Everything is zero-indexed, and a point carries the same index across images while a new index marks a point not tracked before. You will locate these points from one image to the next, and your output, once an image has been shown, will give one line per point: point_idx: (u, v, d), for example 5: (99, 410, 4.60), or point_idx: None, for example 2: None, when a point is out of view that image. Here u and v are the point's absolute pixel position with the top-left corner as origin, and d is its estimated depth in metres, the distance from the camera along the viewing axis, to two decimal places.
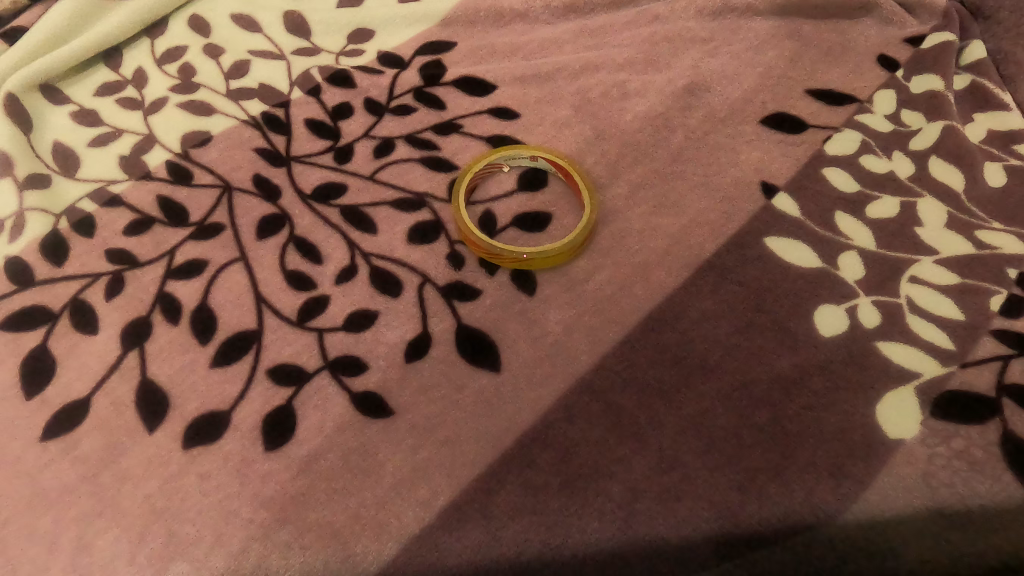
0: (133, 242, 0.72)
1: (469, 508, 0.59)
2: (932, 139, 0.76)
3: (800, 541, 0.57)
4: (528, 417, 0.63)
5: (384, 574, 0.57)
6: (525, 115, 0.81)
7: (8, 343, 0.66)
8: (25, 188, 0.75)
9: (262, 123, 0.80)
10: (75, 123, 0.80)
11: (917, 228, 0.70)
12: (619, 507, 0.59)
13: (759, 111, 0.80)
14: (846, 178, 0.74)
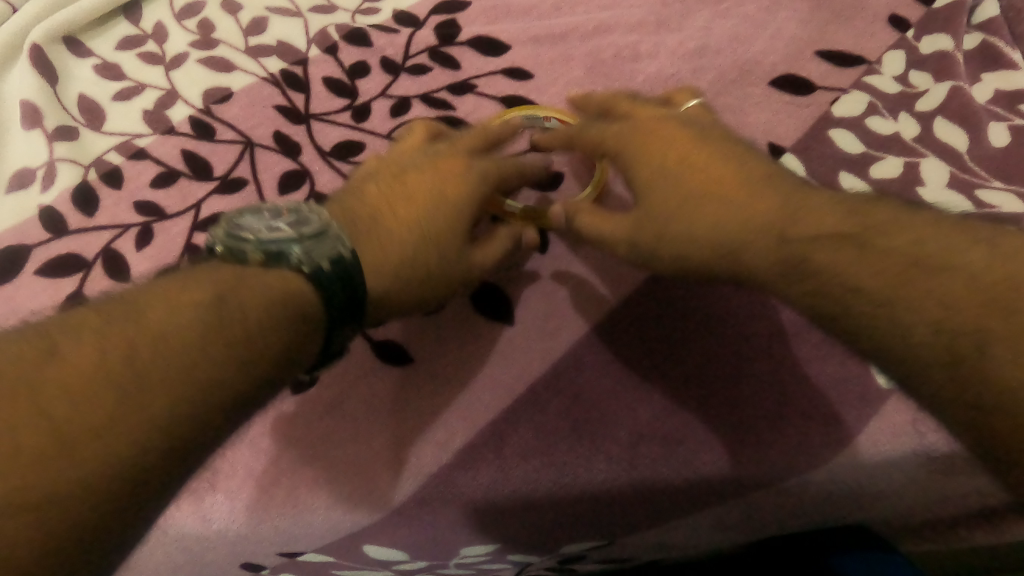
0: (160, 194, 0.75)
1: (483, 448, 0.63)
2: (940, 100, 0.78)
3: (793, 483, 0.62)
4: (539, 366, 0.66)
5: (405, 506, 0.62)
6: (538, 76, 0.82)
7: (48, 289, 0.70)
8: (54, 139, 0.78)
9: (281, 81, 0.82)
10: (99, 76, 0.83)
11: (919, 188, 0.73)
12: (624, 450, 0.63)
13: (769, 72, 0.80)
14: (851, 138, 0.76)
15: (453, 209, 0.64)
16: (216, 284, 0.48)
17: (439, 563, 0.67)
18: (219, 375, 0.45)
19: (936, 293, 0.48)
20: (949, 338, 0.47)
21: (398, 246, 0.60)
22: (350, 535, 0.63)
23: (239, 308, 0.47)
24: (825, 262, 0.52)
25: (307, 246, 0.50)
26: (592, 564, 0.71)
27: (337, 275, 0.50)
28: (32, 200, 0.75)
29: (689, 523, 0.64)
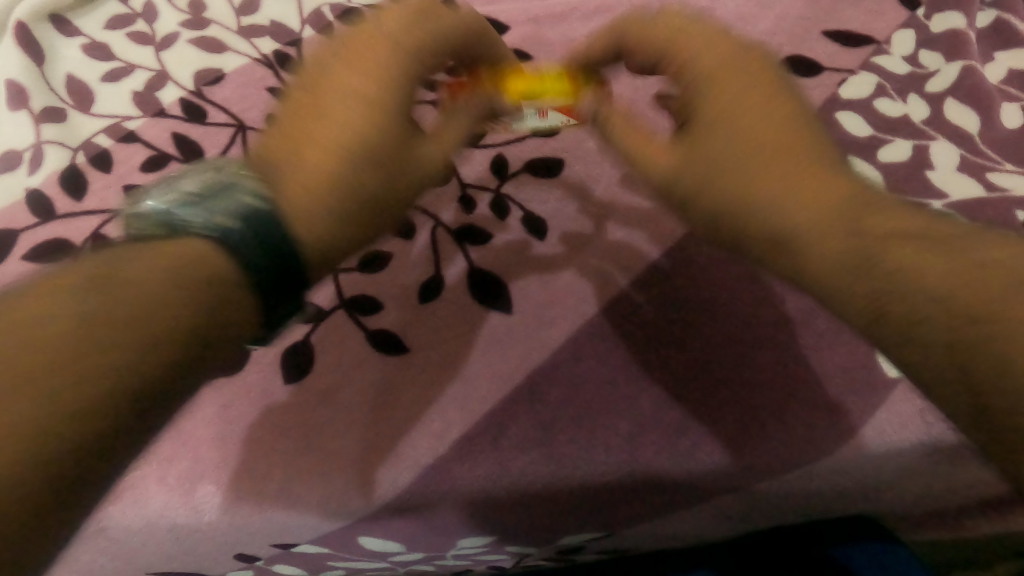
0: (150, 178, 0.73)
1: (481, 439, 0.62)
2: (952, 80, 0.76)
3: (797, 475, 0.60)
4: (539, 355, 0.65)
5: (400, 498, 0.61)
6: (538, 57, 0.79)
7: (35, 274, 0.69)
8: (42, 121, 0.76)
9: (274, 63, 0.80)
10: (88, 56, 0.80)
11: (929, 171, 0.71)
12: (626, 442, 0.61)
13: (775, 53, 0.78)
14: (858, 121, 0.74)
15: (409, 160, 0.58)
16: (118, 271, 0.41)
17: (436, 554, 0.66)
18: (143, 366, 0.38)
19: (944, 305, 0.44)
20: (953, 347, 0.43)
21: (325, 176, 0.53)
22: (345, 527, 0.62)
23: (142, 291, 0.40)
24: (825, 258, 0.49)
25: (215, 208, 0.43)
26: (591, 556, 0.70)
27: (270, 230, 0.44)
28: (18, 183, 0.73)
29: (690, 514, 0.63)
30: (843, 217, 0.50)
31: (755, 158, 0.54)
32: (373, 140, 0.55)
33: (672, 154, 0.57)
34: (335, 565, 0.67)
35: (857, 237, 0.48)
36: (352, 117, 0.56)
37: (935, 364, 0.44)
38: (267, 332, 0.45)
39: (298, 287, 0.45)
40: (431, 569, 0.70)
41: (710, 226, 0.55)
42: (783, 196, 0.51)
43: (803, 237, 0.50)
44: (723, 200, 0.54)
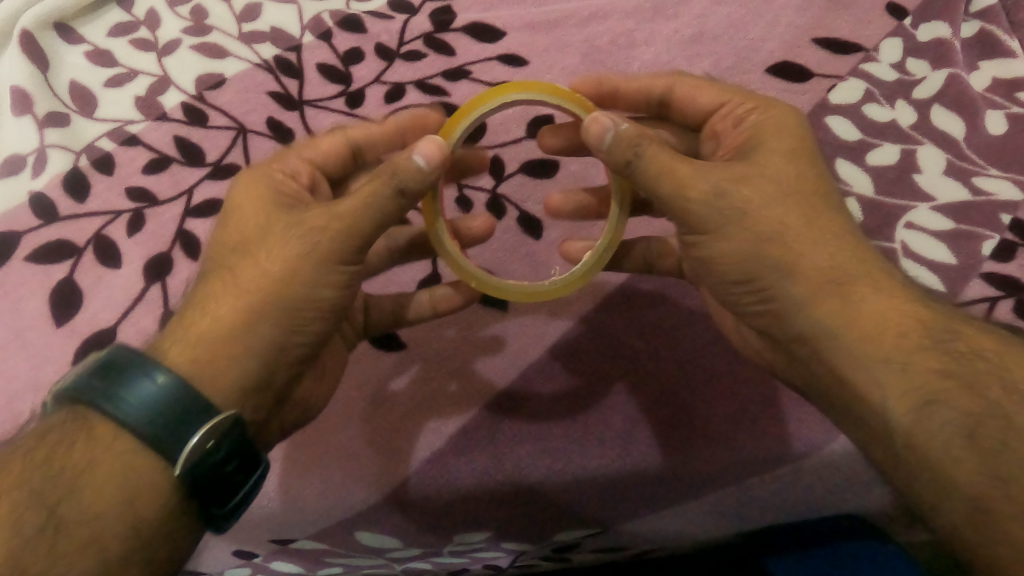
0: (152, 180, 0.74)
1: (476, 435, 0.63)
2: (938, 87, 0.78)
3: (788, 470, 0.61)
4: (533, 354, 0.66)
5: (397, 491, 0.62)
6: (533, 62, 0.81)
7: (39, 275, 0.70)
8: (46, 125, 0.77)
9: (275, 68, 0.81)
10: (91, 63, 0.82)
11: (916, 175, 0.72)
12: (617, 436, 0.63)
13: (765, 60, 0.79)
14: (847, 126, 0.75)
15: (295, 283, 0.50)
16: (60, 457, 0.45)
17: (432, 551, 0.65)
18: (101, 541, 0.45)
19: (938, 433, 0.44)
20: (926, 471, 0.44)
21: (215, 351, 0.49)
22: (342, 522, 0.62)
23: (97, 494, 0.45)
24: (834, 352, 0.48)
25: (124, 397, 0.44)
26: (585, 555, 0.69)
27: (178, 402, 0.45)
28: (21, 187, 0.74)
29: (684, 512, 0.63)
30: (861, 306, 0.48)
31: (778, 234, 0.50)
32: (263, 298, 0.50)
33: (707, 192, 0.51)
34: (333, 561, 0.67)
35: (875, 340, 0.47)
36: (251, 279, 0.51)
37: (912, 484, 0.45)
38: (221, 506, 0.47)
39: (237, 439, 0.46)
40: (428, 567, 0.70)
41: (716, 274, 0.53)
42: (804, 269, 0.50)
43: (826, 323, 0.49)
44: (745, 260, 0.51)
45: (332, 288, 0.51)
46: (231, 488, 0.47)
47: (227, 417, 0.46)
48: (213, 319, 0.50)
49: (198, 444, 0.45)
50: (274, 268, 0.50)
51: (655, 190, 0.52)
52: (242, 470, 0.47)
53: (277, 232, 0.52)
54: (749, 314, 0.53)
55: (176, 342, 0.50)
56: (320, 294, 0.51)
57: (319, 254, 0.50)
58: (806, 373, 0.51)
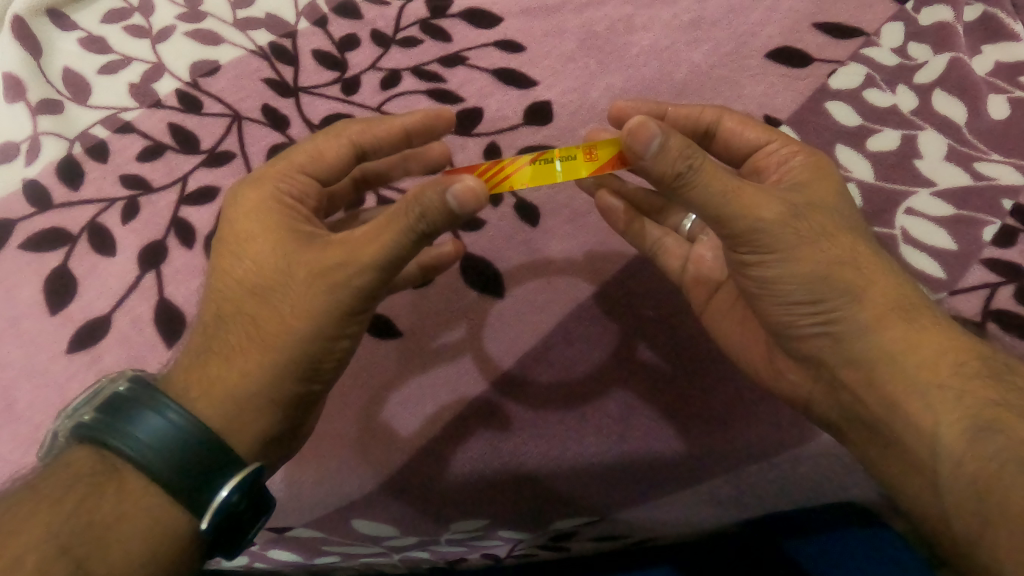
0: (146, 168, 0.74)
1: (472, 422, 0.63)
2: (939, 71, 0.77)
3: (785, 458, 0.61)
4: (530, 341, 0.66)
5: (392, 479, 0.62)
6: (530, 48, 0.80)
7: (32, 263, 0.69)
8: (38, 113, 0.77)
9: (270, 54, 0.81)
10: (85, 50, 0.81)
11: (917, 160, 0.72)
12: (614, 424, 0.63)
13: (765, 45, 0.79)
14: (848, 112, 0.75)
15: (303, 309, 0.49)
16: (60, 499, 0.44)
17: (430, 539, 0.64)
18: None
19: (989, 459, 0.44)
20: (975, 496, 0.44)
21: (234, 399, 0.49)
22: (338, 509, 0.62)
23: (99, 534, 0.44)
24: (887, 375, 0.49)
25: (139, 439, 0.44)
26: (585, 543, 0.68)
27: (197, 452, 0.45)
28: (15, 175, 0.74)
29: (685, 499, 0.62)
30: (921, 337, 0.49)
31: (843, 260, 0.51)
32: (276, 329, 0.50)
33: (780, 215, 0.50)
34: (330, 550, 0.67)
35: (931, 367, 0.48)
36: (262, 293, 0.51)
37: (953, 510, 0.45)
38: (228, 550, 0.47)
39: (251, 494, 0.47)
40: (426, 555, 0.69)
41: (770, 294, 0.53)
42: (871, 297, 0.50)
43: (886, 347, 0.49)
44: (810, 279, 0.50)
45: (341, 321, 0.50)
46: (239, 535, 0.47)
47: (250, 470, 0.46)
48: (231, 356, 0.51)
49: (217, 496, 0.45)
50: (288, 299, 0.50)
51: (708, 213, 0.50)
52: (254, 512, 0.47)
53: (294, 255, 0.51)
54: (799, 338, 0.53)
55: (185, 367, 0.51)
56: (330, 327, 0.50)
57: (316, 305, 0.49)
58: (850, 396, 0.51)
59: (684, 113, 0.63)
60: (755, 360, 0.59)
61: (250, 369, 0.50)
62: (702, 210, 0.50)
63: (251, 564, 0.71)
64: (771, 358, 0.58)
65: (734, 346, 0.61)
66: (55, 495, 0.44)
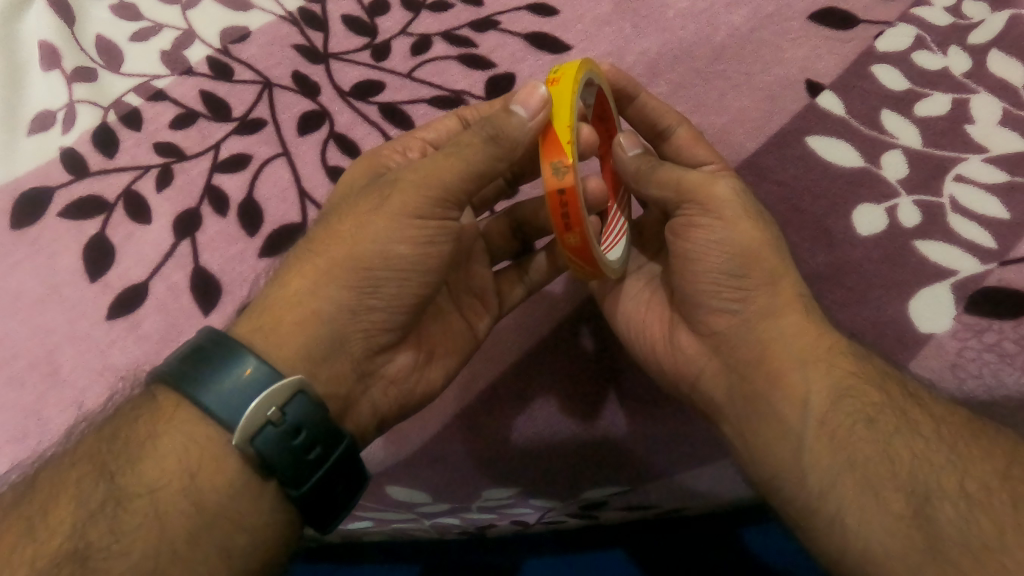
0: (180, 135, 0.74)
1: (504, 389, 0.63)
2: (995, 31, 0.73)
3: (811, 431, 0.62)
4: (564, 309, 0.66)
5: (427, 446, 0.62)
6: (563, 11, 0.78)
7: (71, 230, 0.70)
8: (73, 81, 0.77)
9: (300, 21, 0.80)
10: (116, 18, 0.81)
11: (968, 126, 0.69)
12: (650, 393, 0.63)
13: (807, 7, 0.76)
14: (895, 75, 0.72)
15: (365, 245, 0.53)
16: (130, 440, 0.47)
17: (461, 506, 0.65)
18: (165, 511, 0.45)
19: (854, 423, 0.48)
20: (847, 470, 0.46)
21: (303, 348, 0.52)
22: (373, 476, 0.63)
23: (163, 468, 0.46)
24: (785, 353, 0.52)
25: (189, 376, 0.46)
26: (614, 513, 0.69)
27: (237, 384, 0.46)
28: (51, 142, 0.74)
29: (713, 470, 0.62)
30: (808, 321, 0.53)
31: (765, 243, 0.55)
32: (338, 266, 0.53)
33: (729, 192, 0.56)
34: (364, 515, 0.68)
35: (816, 351, 0.52)
36: (335, 246, 0.54)
37: (817, 465, 0.48)
38: (298, 488, 0.47)
39: (300, 410, 0.46)
40: (457, 522, 0.70)
41: (693, 263, 0.57)
42: (778, 277, 0.55)
43: (783, 327, 0.53)
44: (731, 252, 0.55)
45: (409, 244, 0.53)
46: (306, 468, 0.47)
47: (287, 384, 0.46)
48: (305, 285, 0.53)
49: (259, 412, 0.45)
50: (344, 230, 0.54)
51: (668, 192, 0.57)
52: (315, 446, 0.47)
53: (357, 209, 0.55)
54: (709, 311, 0.57)
55: (250, 318, 0.52)
56: (394, 250, 0.53)
57: (365, 249, 0.53)
58: (737, 374, 0.55)
59: (658, 106, 0.65)
60: (656, 330, 0.62)
61: (317, 313, 0.53)
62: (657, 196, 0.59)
63: None
64: (671, 330, 0.61)
65: (669, 344, 0.60)
66: (125, 437, 0.47)
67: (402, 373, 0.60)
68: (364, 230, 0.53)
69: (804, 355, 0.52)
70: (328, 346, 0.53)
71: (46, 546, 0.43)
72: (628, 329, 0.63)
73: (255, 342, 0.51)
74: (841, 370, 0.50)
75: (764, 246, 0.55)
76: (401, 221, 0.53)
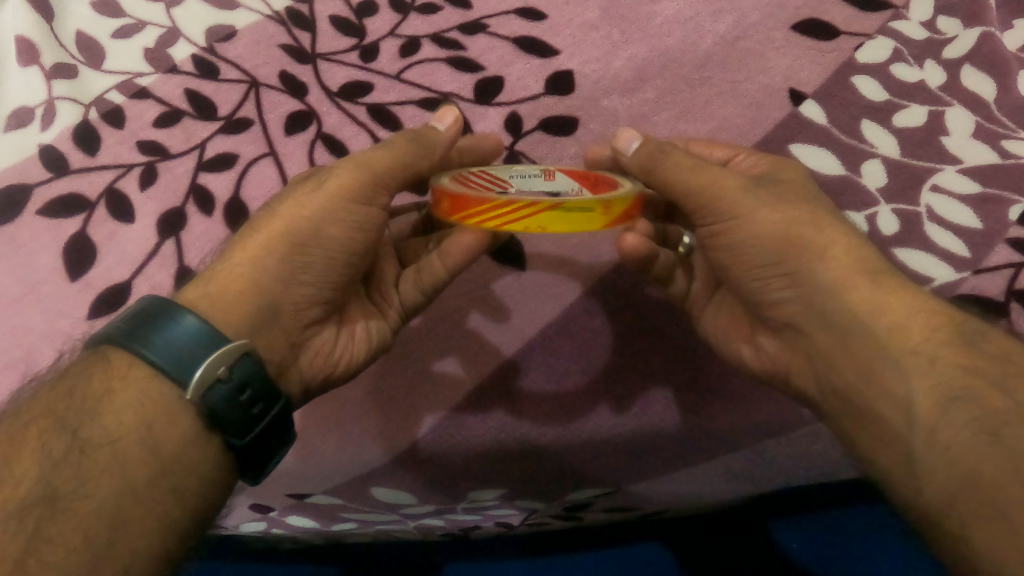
0: (163, 134, 0.73)
1: (491, 394, 0.63)
2: (969, 46, 0.76)
3: (802, 434, 0.63)
4: (551, 311, 0.66)
5: (412, 450, 0.62)
6: (550, 17, 0.79)
7: (51, 228, 0.69)
8: (53, 77, 0.76)
9: (287, 20, 0.79)
10: (98, 15, 0.80)
11: (944, 137, 0.71)
12: (635, 399, 0.63)
13: (790, 17, 0.77)
14: (874, 86, 0.74)
15: (301, 223, 0.54)
16: (88, 390, 0.46)
17: (447, 507, 0.66)
18: (127, 460, 0.45)
19: (964, 428, 0.44)
20: (966, 487, 0.42)
21: (241, 315, 0.51)
22: (359, 477, 0.63)
23: (122, 417, 0.46)
24: (861, 340, 0.50)
25: (138, 328, 0.46)
26: (598, 514, 0.70)
27: (182, 333, 0.46)
28: (30, 139, 0.73)
29: (695, 473, 0.64)
30: (889, 298, 0.50)
31: (802, 223, 0.54)
32: (273, 238, 0.53)
33: (739, 185, 0.55)
34: (348, 517, 0.68)
35: (903, 330, 0.49)
36: (268, 229, 0.54)
37: (925, 471, 0.45)
38: (241, 437, 0.47)
39: (250, 369, 0.46)
40: (441, 523, 0.70)
41: (740, 261, 0.57)
42: (829, 256, 0.53)
43: (850, 306, 0.51)
44: (772, 238, 0.54)
45: (340, 227, 0.55)
46: (250, 421, 0.47)
47: (237, 345, 0.46)
48: (247, 262, 0.53)
49: (209, 370, 0.45)
50: (285, 216, 0.54)
51: (677, 189, 0.56)
52: (261, 401, 0.47)
53: (295, 193, 0.56)
54: (772, 302, 0.57)
55: (199, 284, 0.52)
56: (327, 230, 0.54)
57: (297, 235, 0.54)
58: (823, 362, 0.54)
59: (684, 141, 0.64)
60: (741, 334, 0.62)
61: (252, 286, 0.52)
62: (670, 186, 0.57)
63: (269, 529, 0.73)
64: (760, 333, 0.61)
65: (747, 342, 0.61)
66: (82, 388, 0.46)
67: (327, 346, 0.59)
68: (296, 213, 0.54)
69: (888, 346, 0.49)
70: (262, 316, 0.52)
71: (11, 495, 0.43)
72: (720, 335, 0.63)
73: (200, 307, 0.50)
74: (949, 359, 0.47)
75: (823, 231, 0.53)
76: (331, 203, 0.54)
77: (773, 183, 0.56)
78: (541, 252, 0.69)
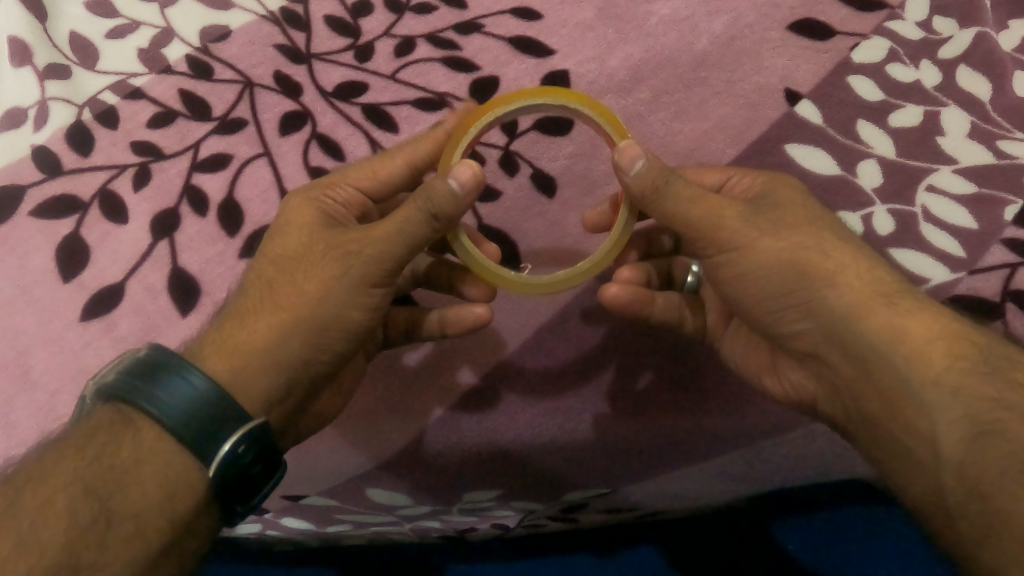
0: (157, 134, 0.73)
1: (484, 402, 0.63)
2: (964, 47, 0.75)
3: (798, 436, 0.63)
4: (547, 313, 0.66)
5: (407, 451, 0.62)
6: (546, 16, 0.78)
7: (43, 229, 0.69)
8: (46, 78, 0.75)
9: (282, 20, 0.79)
10: (91, 14, 0.79)
11: (939, 138, 0.71)
12: (628, 402, 0.63)
13: (786, 17, 0.77)
14: (870, 87, 0.74)
15: (326, 304, 0.51)
16: (109, 457, 0.45)
17: (442, 508, 0.66)
18: (145, 531, 0.45)
19: (989, 466, 0.43)
20: (994, 522, 0.43)
21: (258, 394, 0.50)
22: (351, 479, 0.63)
23: (145, 486, 0.45)
24: (889, 375, 0.48)
25: (158, 397, 0.45)
26: (594, 515, 0.70)
27: (215, 408, 0.46)
28: (24, 140, 0.73)
29: (693, 474, 0.64)
30: (906, 321, 0.48)
31: (816, 256, 0.50)
32: (297, 317, 0.51)
33: (740, 215, 0.52)
34: (343, 518, 0.67)
35: (923, 359, 0.47)
36: (285, 301, 0.51)
37: (948, 498, 0.45)
38: (245, 504, 0.49)
39: (263, 446, 0.47)
40: (437, 524, 0.70)
41: (749, 292, 0.52)
42: (841, 282, 0.50)
43: (865, 336, 0.48)
44: (784, 277, 0.50)
45: (362, 310, 0.52)
46: (252, 489, 0.48)
47: (257, 424, 0.47)
48: (259, 332, 0.51)
49: (229, 451, 0.46)
50: (308, 288, 0.51)
51: (675, 223, 0.52)
52: (265, 473, 0.49)
53: (320, 266, 0.52)
54: (791, 339, 0.53)
55: (211, 352, 0.50)
56: (351, 315, 0.52)
57: (326, 318, 0.51)
58: (849, 394, 0.51)
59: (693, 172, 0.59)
60: (759, 361, 0.58)
61: (270, 364, 0.50)
62: (667, 218, 0.52)
63: (264, 531, 0.72)
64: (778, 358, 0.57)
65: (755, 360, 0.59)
66: (106, 448, 0.46)
67: (325, 406, 0.58)
68: (328, 292, 0.51)
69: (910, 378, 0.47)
70: (277, 393, 0.51)
71: (33, 569, 0.42)
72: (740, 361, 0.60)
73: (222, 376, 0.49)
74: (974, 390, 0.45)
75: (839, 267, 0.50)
76: (357, 288, 0.51)
77: (772, 205, 0.53)
78: (537, 252, 0.69)
